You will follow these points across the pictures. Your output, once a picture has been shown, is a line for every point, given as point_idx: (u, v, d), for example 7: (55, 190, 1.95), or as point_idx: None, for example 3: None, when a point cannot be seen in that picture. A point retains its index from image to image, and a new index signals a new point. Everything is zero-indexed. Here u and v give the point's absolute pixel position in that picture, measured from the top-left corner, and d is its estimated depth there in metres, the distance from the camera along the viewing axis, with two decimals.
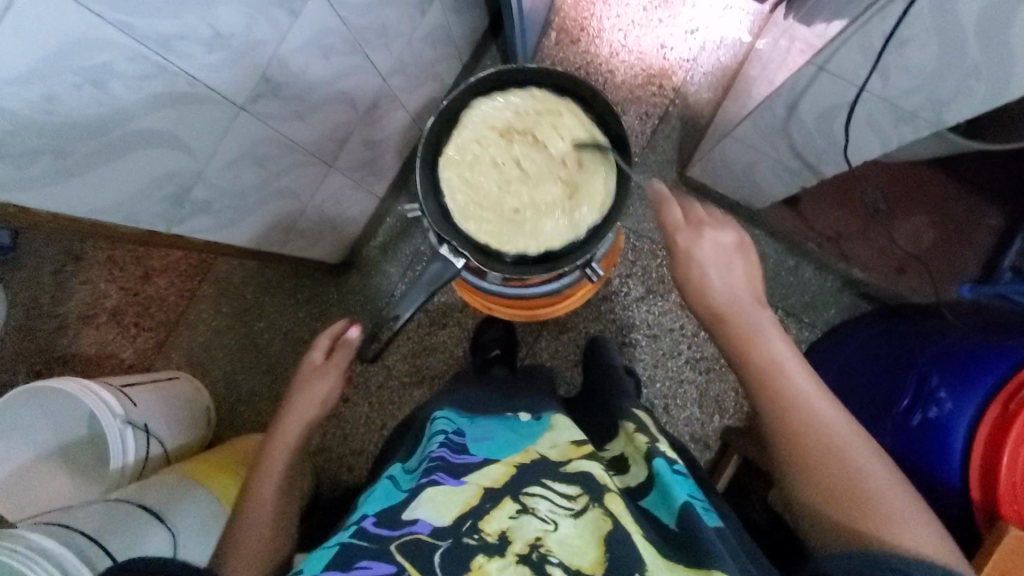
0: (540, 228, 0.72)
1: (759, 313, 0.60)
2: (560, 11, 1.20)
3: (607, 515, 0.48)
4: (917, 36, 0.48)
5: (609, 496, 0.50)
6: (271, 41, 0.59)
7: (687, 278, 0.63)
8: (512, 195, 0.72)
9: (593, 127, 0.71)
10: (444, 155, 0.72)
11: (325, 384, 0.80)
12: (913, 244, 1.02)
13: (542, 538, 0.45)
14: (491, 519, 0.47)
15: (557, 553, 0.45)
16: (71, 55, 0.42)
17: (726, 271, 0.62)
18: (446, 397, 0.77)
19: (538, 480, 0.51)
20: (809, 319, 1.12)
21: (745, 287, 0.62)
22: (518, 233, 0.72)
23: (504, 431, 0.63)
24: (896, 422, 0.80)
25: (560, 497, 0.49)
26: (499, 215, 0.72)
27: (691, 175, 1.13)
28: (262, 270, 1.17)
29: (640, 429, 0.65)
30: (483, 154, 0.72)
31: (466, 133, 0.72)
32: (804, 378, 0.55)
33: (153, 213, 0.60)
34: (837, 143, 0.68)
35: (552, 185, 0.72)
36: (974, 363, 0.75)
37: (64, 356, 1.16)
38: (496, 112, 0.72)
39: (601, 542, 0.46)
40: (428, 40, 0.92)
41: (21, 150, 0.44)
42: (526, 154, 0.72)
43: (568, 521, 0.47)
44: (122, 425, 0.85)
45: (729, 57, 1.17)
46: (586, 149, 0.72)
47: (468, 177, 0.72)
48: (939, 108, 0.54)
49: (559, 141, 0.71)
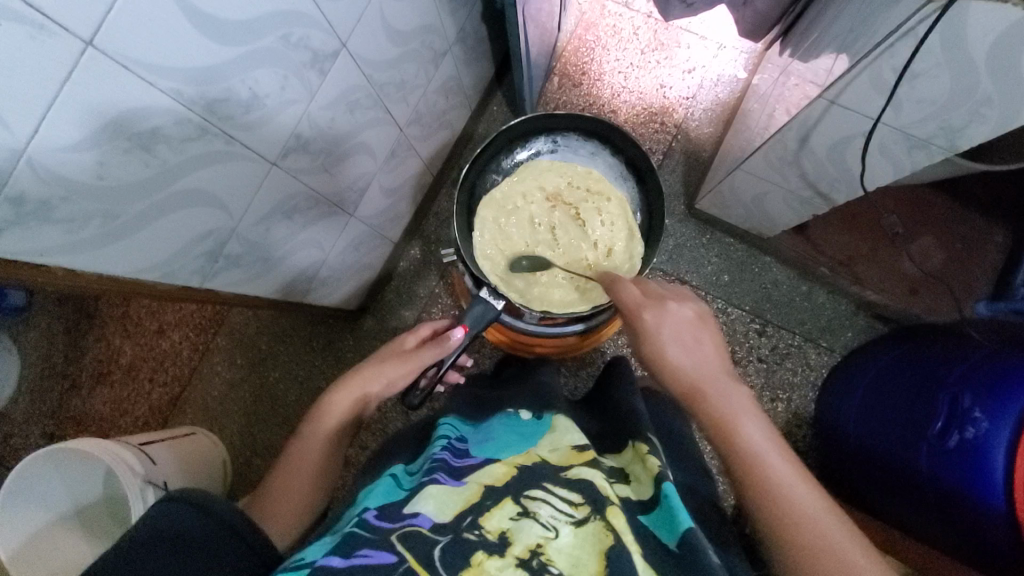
0: (548, 291, 0.75)
1: (730, 386, 0.57)
2: (561, 58, 1.25)
3: (609, 530, 0.45)
4: (928, 70, 0.51)
5: (612, 510, 0.47)
6: (303, 100, 0.61)
7: (651, 354, 0.60)
8: (537, 251, 0.77)
9: (632, 221, 0.78)
10: (488, 195, 0.78)
11: (395, 372, 0.66)
12: (923, 264, 1.01)
13: (543, 545, 0.42)
14: (492, 518, 0.44)
15: (557, 563, 0.41)
16: (128, 121, 0.43)
17: (693, 347, 0.59)
18: (457, 407, 0.75)
19: (540, 484, 0.48)
20: (826, 343, 1.14)
21: (712, 359, 0.59)
22: (527, 287, 0.75)
23: (506, 433, 0.62)
24: (933, 445, 0.80)
25: (562, 504, 0.46)
26: (516, 269, 0.76)
27: (699, 207, 1.15)
28: (277, 319, 1.17)
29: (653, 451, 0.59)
30: (522, 206, 0.78)
31: (517, 184, 0.79)
32: (784, 463, 0.52)
33: (191, 269, 0.61)
34: (851, 171, 0.70)
35: (574, 260, 0.77)
36: (1009, 381, 0.74)
37: (77, 416, 1.15)
38: (551, 177, 0.79)
39: (602, 555, 0.42)
40: (441, 90, 0.96)
41: (74, 216, 0.45)
42: (563, 224, 0.78)
43: (568, 529, 0.44)
44: (144, 483, 0.83)
45: (726, 92, 1.21)
46: (616, 240, 0.77)
47: (502, 217, 0.77)
48: (952, 135, 0.56)
49: (595, 226, 0.78)
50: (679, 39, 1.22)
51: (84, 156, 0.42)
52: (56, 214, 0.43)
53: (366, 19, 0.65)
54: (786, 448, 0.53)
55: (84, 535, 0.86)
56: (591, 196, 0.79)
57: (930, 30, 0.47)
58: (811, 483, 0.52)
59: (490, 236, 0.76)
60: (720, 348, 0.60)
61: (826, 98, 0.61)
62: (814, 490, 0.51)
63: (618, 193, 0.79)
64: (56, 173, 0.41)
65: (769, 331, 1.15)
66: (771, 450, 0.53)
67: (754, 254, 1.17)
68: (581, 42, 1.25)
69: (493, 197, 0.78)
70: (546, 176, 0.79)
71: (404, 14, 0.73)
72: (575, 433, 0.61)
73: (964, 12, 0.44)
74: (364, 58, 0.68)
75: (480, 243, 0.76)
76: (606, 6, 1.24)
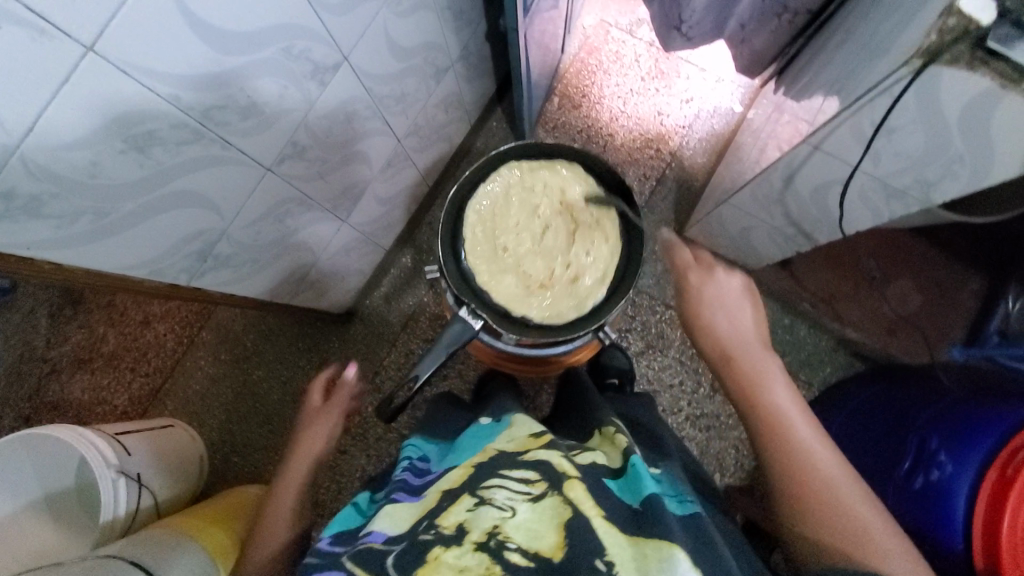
0: (501, 276, 0.75)
1: (765, 356, 0.62)
2: (563, 79, 1.27)
3: (566, 503, 0.46)
4: (904, 126, 0.53)
5: (569, 483, 0.48)
6: (301, 108, 0.62)
7: (693, 317, 0.68)
8: (517, 239, 0.76)
9: (605, 277, 0.75)
10: (512, 161, 0.78)
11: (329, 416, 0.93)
12: (901, 306, 1.03)
13: (500, 526, 0.43)
14: (449, 514, 0.45)
15: (515, 539, 0.42)
16: (123, 124, 0.45)
17: (731, 314, 0.66)
18: (435, 424, 0.77)
19: (497, 472, 0.49)
20: (806, 376, 1.16)
21: (750, 330, 0.65)
22: (488, 261, 0.75)
23: (465, 440, 0.63)
24: (897, 485, 0.82)
25: (518, 485, 0.47)
26: (490, 239, 0.76)
27: (688, 235, 1.17)
28: (264, 317, 1.18)
29: (621, 430, 0.61)
30: (535, 193, 0.77)
31: (541, 172, 0.77)
32: (804, 423, 0.55)
33: (179, 268, 0.62)
34: (832, 213, 0.72)
35: (540, 266, 0.75)
36: (979, 424, 0.76)
37: (54, 402, 1.14)
38: (574, 188, 0.77)
39: (561, 526, 0.44)
40: (441, 104, 0.98)
41: (64, 212, 0.46)
42: (558, 231, 0.76)
43: (526, 506, 0.45)
44: (116, 475, 0.83)
45: (722, 125, 1.23)
46: (588, 282, 0.75)
47: (512, 186, 0.77)
48: (927, 188, 0.58)
49: (579, 255, 0.76)
50: (679, 69, 1.24)
51: (77, 155, 0.43)
52: (48, 209, 0.44)
53: (369, 34, 0.67)
54: (810, 414, 0.57)
55: (57, 525, 0.85)
56: (596, 227, 0.77)
57: (905, 90, 0.49)
58: (829, 444, 0.54)
59: (489, 199, 0.77)
60: (762, 325, 0.67)
61: (809, 143, 0.63)
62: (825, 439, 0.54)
63: (613, 247, 0.76)
64: (49, 170, 0.42)
65: None
66: (789, 404, 0.57)
67: None
68: (583, 65, 1.27)
69: (515, 166, 0.78)
70: (574, 184, 0.77)
71: (408, 31, 0.74)
72: (533, 425, 0.61)
73: (936, 76, 0.47)
74: (365, 72, 0.70)
75: (481, 193, 0.77)
76: (610, 33, 1.27)
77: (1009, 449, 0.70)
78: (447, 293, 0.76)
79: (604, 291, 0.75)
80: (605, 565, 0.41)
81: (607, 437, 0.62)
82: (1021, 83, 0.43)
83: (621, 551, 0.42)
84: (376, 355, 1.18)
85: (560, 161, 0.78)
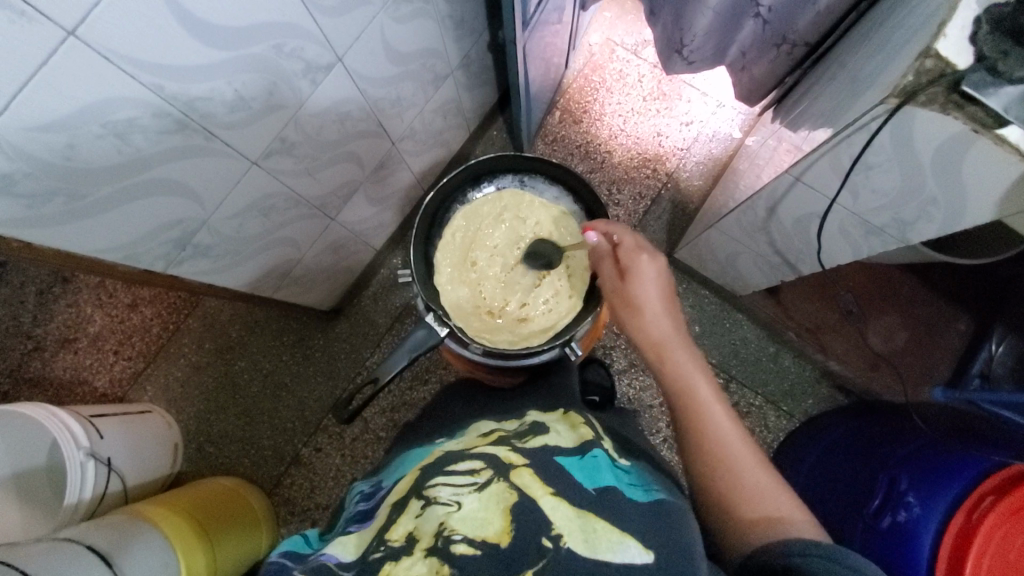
0: (460, 286, 0.78)
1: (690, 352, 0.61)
2: (565, 94, 1.28)
3: (512, 487, 0.45)
4: (881, 164, 0.54)
5: (516, 470, 0.47)
6: (292, 105, 0.63)
7: (626, 307, 0.63)
8: (488, 261, 0.79)
9: (551, 326, 0.77)
10: (514, 192, 0.79)
11: None
12: (885, 342, 1.01)
13: (445, 522, 0.42)
14: (397, 525, 0.45)
15: (461, 530, 0.42)
16: (98, 111, 0.45)
17: (663, 307, 0.62)
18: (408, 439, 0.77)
19: (442, 469, 0.48)
20: (787, 407, 1.14)
21: (678, 325, 0.63)
22: (457, 269, 0.78)
23: (420, 450, 0.63)
24: (867, 522, 0.82)
25: (463, 478, 0.46)
26: (463, 248, 0.79)
27: (678, 257, 1.17)
28: (252, 310, 1.18)
29: (588, 421, 0.58)
30: (523, 230, 0.79)
31: (537, 212, 0.79)
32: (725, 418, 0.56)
33: (157, 253, 0.62)
34: (813, 244, 0.73)
35: (497, 296, 0.79)
36: (949, 466, 0.76)
37: (34, 379, 1.14)
38: (565, 237, 0.78)
39: (506, 512, 0.43)
40: (439, 111, 0.99)
41: (37, 191, 0.46)
42: (530, 268, 0.79)
43: (471, 496, 0.44)
44: (84, 457, 0.83)
45: (719, 149, 1.24)
46: (535, 327, 0.77)
47: (503, 210, 0.79)
48: (904, 228, 0.59)
49: (537, 299, 0.78)
50: (681, 92, 1.25)
51: (54, 138, 0.44)
52: (20, 188, 0.45)
53: (365, 38, 0.67)
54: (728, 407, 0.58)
55: (20, 501, 0.81)
56: (568, 279, 0.78)
57: (881, 127, 0.50)
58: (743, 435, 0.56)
59: (480, 209, 0.79)
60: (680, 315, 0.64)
61: (792, 174, 0.63)
62: (748, 440, 0.55)
63: (569, 305, 0.77)
64: (21, 149, 0.42)
65: (732, 387, 1.15)
66: (715, 405, 0.57)
67: (726, 309, 1.18)
68: (586, 81, 1.28)
69: (512, 193, 0.79)
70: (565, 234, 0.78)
71: (407, 36, 0.75)
72: (485, 425, 0.60)
73: (910, 115, 0.47)
74: (359, 74, 0.70)
75: (477, 202, 0.79)
76: (615, 51, 1.28)
77: (973, 496, 0.69)
78: (416, 300, 0.74)
79: (543, 338, 0.76)
80: (551, 542, 0.42)
81: (570, 417, 0.58)
82: (993, 129, 0.45)
83: (570, 527, 0.43)
84: (360, 356, 1.18)
85: (563, 208, 0.79)
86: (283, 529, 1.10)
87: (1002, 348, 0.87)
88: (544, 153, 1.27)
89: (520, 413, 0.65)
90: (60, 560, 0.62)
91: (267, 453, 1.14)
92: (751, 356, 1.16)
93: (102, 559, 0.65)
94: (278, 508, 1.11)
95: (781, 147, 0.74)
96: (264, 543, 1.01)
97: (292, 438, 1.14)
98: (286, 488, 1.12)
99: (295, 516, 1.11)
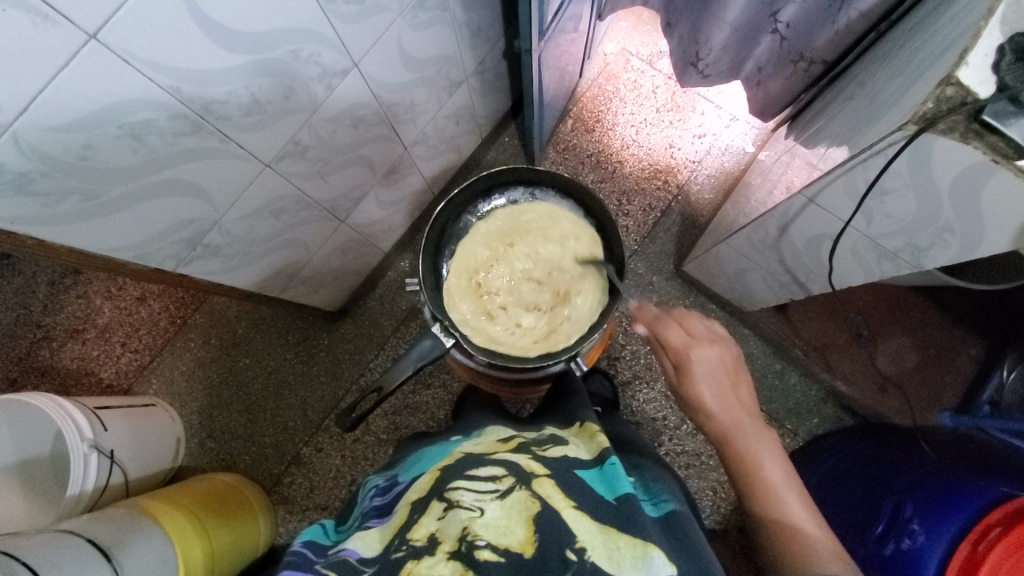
0: (479, 248, 0.79)
1: (757, 435, 0.60)
2: (578, 102, 1.28)
3: (535, 496, 0.45)
4: (897, 189, 0.53)
5: (538, 480, 0.47)
6: (306, 109, 0.63)
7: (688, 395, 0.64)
8: (520, 257, 0.79)
9: (494, 342, 0.76)
10: (591, 244, 0.78)
11: None
12: (894, 364, 1.00)
13: (469, 527, 0.42)
14: (419, 526, 0.45)
15: (485, 537, 0.42)
16: (116, 111, 0.45)
17: (727, 391, 0.63)
18: (416, 444, 0.79)
19: (463, 473, 0.48)
20: (792, 425, 1.11)
21: (744, 408, 0.62)
22: (490, 239, 0.80)
23: (434, 449, 0.65)
24: (868, 550, 0.83)
25: (485, 485, 0.46)
26: (506, 233, 0.80)
27: (686, 270, 1.16)
28: (258, 308, 1.18)
29: (602, 430, 0.60)
30: (564, 262, 0.78)
31: (586, 275, 0.78)
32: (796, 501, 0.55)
33: (166, 252, 0.62)
34: (824, 264, 0.72)
35: (501, 283, 0.78)
36: (953, 496, 0.77)
37: (41, 368, 1.15)
38: (576, 310, 0.77)
39: (530, 521, 0.43)
40: (452, 116, 0.99)
41: (54, 190, 0.47)
42: (541, 295, 0.78)
43: (494, 504, 0.44)
44: (88, 449, 0.83)
45: (732, 163, 1.23)
46: (503, 332, 0.77)
47: (567, 230, 0.79)
48: (918, 253, 0.58)
49: (521, 313, 0.77)
50: (695, 104, 1.25)
51: (71, 137, 0.44)
52: (35, 186, 0.45)
53: (382, 44, 0.67)
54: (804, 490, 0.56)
55: (25, 495, 0.80)
56: (546, 332, 0.76)
57: (899, 153, 0.49)
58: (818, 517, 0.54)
59: (560, 219, 0.79)
60: (744, 394, 0.64)
61: (805, 195, 0.63)
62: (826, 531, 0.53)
63: (536, 351, 0.75)
64: (38, 149, 0.43)
65: None
66: (788, 495, 0.56)
67: (734, 324, 1.17)
68: (600, 91, 1.28)
69: (583, 228, 0.79)
70: (589, 302, 0.77)
71: (424, 43, 0.75)
72: (503, 433, 0.62)
73: (928, 143, 0.47)
74: (375, 79, 0.71)
75: (552, 207, 0.80)
76: (630, 61, 1.28)
77: (978, 528, 0.69)
78: (424, 310, 0.75)
79: (487, 344, 0.76)
80: (576, 554, 0.41)
81: (587, 429, 0.61)
82: (1013, 161, 0.44)
83: (592, 539, 0.42)
84: (364, 356, 1.18)
85: (599, 294, 0.77)
86: (280, 526, 1.10)
87: (1013, 374, 0.88)
88: (556, 160, 1.27)
89: (537, 428, 0.67)
90: (64, 552, 0.62)
91: (268, 451, 1.14)
92: (758, 371, 1.15)
93: (101, 552, 0.65)
94: (275, 506, 1.11)
95: (795, 164, 0.74)
96: (261, 540, 1.01)
97: (293, 436, 1.15)
98: (286, 487, 1.12)
99: (293, 515, 1.11)
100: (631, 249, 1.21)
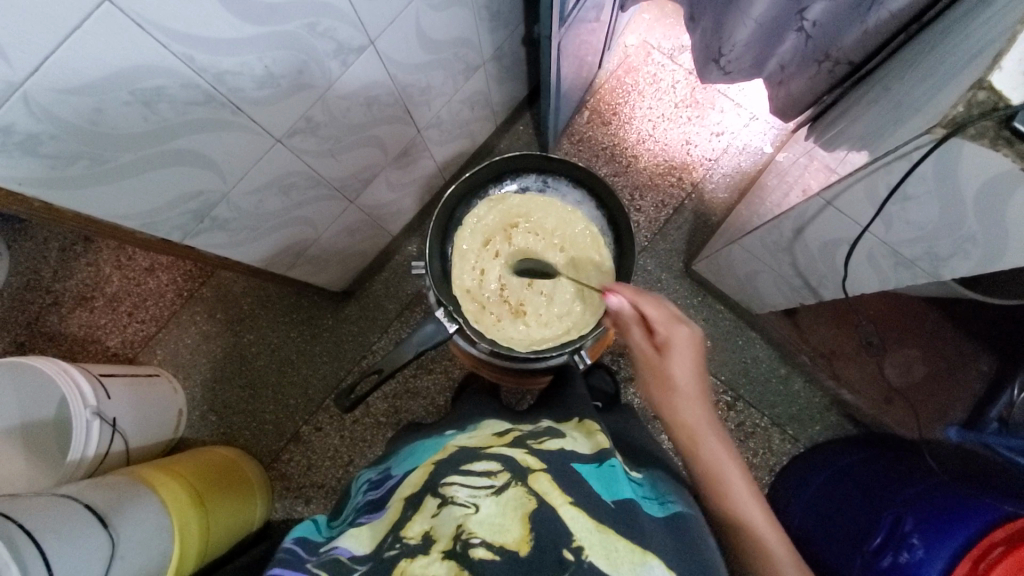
0: (529, 208, 0.79)
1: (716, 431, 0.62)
2: (596, 94, 1.26)
3: (530, 492, 0.45)
4: (918, 196, 0.52)
5: (533, 475, 0.47)
6: (320, 85, 0.62)
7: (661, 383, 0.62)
8: (553, 251, 0.78)
9: (460, 259, 0.77)
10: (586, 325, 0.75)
11: None
12: (901, 374, 0.98)
13: (463, 524, 0.41)
14: (413, 524, 0.44)
15: (480, 534, 0.41)
16: (127, 77, 0.45)
17: (696, 387, 0.61)
18: (414, 434, 0.80)
19: (458, 468, 0.48)
20: (793, 431, 1.11)
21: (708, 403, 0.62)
22: (548, 212, 0.78)
23: (430, 443, 0.64)
24: (865, 560, 0.84)
25: (479, 480, 0.46)
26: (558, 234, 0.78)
27: (696, 269, 1.14)
28: (264, 285, 1.18)
29: (601, 426, 0.60)
30: (561, 292, 0.77)
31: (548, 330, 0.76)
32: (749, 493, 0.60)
33: (174, 223, 0.62)
34: (838, 271, 0.71)
35: (521, 244, 0.78)
36: (957, 517, 0.75)
37: (49, 334, 1.16)
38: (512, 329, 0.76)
39: (525, 518, 0.42)
40: (467, 101, 0.98)
41: (61, 154, 0.46)
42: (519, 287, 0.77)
43: (489, 500, 0.44)
44: (90, 416, 0.82)
45: (749, 163, 1.21)
46: (477, 263, 0.78)
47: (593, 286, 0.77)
48: (937, 262, 0.57)
49: (498, 272, 0.77)
50: (715, 101, 1.23)
51: (83, 101, 0.44)
52: (43, 149, 0.45)
53: (399, 23, 0.66)
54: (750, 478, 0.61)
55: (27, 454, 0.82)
56: (484, 305, 0.77)
57: (924, 157, 0.48)
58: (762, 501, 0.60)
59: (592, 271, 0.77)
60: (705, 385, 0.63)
61: (823, 198, 0.61)
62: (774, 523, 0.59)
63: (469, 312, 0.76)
64: (49, 111, 0.42)
65: (739, 407, 1.12)
66: (743, 488, 0.60)
67: (740, 326, 1.16)
68: (619, 83, 1.26)
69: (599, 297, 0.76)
70: (541, 331, 0.76)
71: (442, 25, 0.74)
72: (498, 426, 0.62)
73: (956, 147, 0.46)
74: (391, 59, 0.70)
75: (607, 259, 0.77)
76: (651, 54, 1.25)
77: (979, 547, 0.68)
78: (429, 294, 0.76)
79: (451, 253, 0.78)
80: (573, 555, 0.40)
81: (585, 424, 0.61)
82: None
83: (590, 537, 0.42)
84: (366, 339, 1.18)
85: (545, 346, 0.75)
86: (276, 504, 1.11)
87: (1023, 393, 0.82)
88: (570, 152, 1.25)
89: (534, 421, 0.67)
90: (61, 514, 0.63)
91: (267, 428, 1.15)
92: (761, 375, 1.14)
93: (98, 519, 0.65)
94: (275, 484, 1.12)
95: (812, 167, 0.73)
96: (256, 518, 1.01)
97: (293, 415, 1.15)
98: (284, 464, 1.13)
99: (290, 492, 1.12)
100: (641, 246, 1.20)
